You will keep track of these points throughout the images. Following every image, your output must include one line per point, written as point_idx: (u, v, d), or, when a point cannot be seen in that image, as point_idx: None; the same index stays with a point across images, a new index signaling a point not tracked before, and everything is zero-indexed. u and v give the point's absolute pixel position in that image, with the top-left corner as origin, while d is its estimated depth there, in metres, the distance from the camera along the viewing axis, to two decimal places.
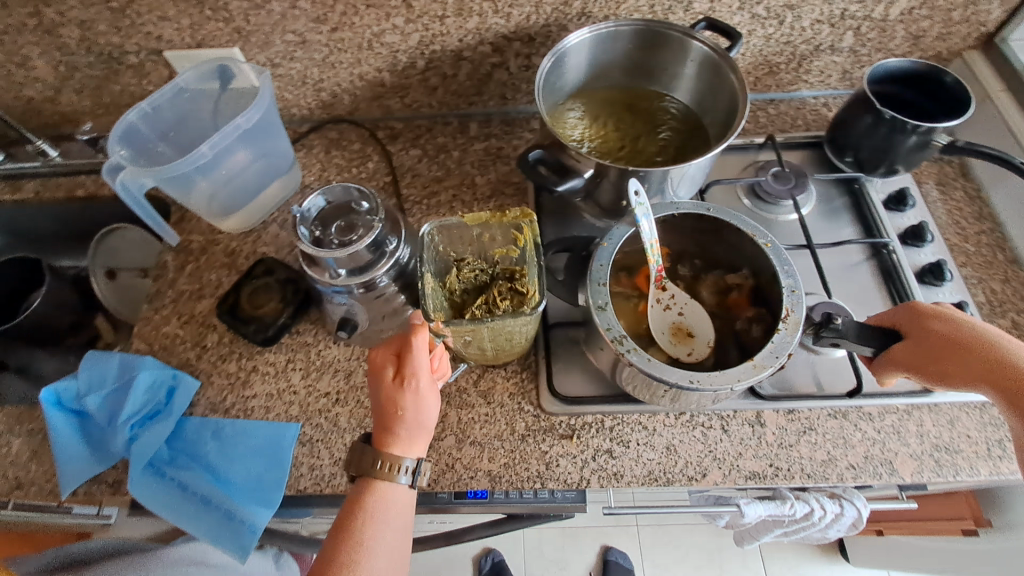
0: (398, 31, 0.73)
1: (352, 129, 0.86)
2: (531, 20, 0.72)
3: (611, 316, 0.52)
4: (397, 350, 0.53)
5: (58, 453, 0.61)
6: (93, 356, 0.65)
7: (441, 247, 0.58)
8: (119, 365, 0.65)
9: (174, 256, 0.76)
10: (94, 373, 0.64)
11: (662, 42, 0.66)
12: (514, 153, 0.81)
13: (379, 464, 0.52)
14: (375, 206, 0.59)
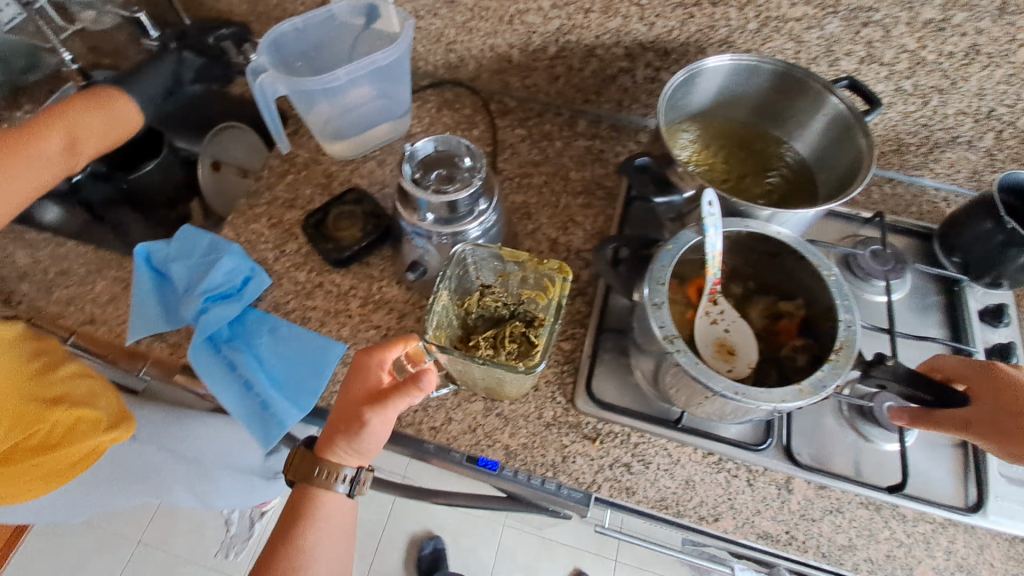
0: (541, 13, 0.75)
1: (467, 95, 0.89)
2: (672, 35, 0.72)
3: (665, 315, 0.50)
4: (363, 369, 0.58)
5: (136, 302, 0.67)
6: (188, 231, 0.71)
7: (472, 268, 0.62)
8: (209, 244, 0.70)
9: (279, 163, 0.81)
10: (184, 244, 0.70)
11: (799, 91, 0.65)
12: (615, 159, 0.82)
13: (319, 471, 0.60)
14: (478, 165, 0.61)
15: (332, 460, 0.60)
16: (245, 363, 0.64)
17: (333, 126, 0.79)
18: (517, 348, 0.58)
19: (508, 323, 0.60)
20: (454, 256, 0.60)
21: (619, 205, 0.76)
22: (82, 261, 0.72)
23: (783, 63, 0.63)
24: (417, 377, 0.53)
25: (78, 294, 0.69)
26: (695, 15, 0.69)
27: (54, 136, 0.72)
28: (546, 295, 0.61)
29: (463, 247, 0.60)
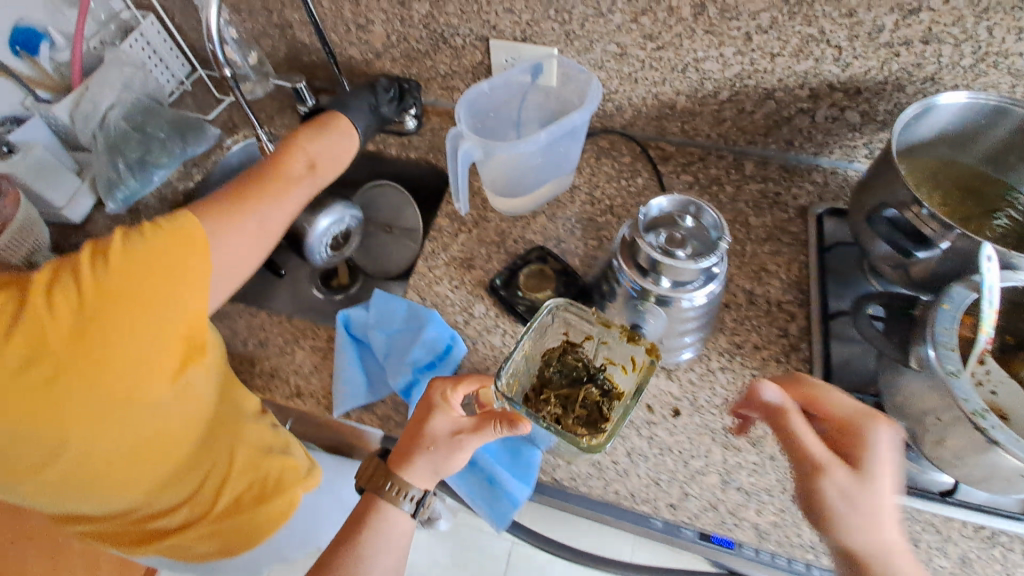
0: (721, 60, 0.73)
1: (623, 142, 0.87)
2: (869, 75, 0.69)
3: (968, 385, 0.47)
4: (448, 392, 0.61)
5: (342, 369, 0.68)
6: (381, 296, 0.74)
7: (564, 324, 0.62)
8: (406, 311, 0.72)
9: (450, 223, 0.81)
10: (381, 311, 0.72)
11: None
12: (794, 202, 0.79)
13: (389, 486, 0.59)
14: (720, 228, 0.57)
15: (403, 476, 0.59)
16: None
17: (507, 187, 0.78)
18: (580, 422, 0.57)
19: (584, 387, 0.60)
20: (547, 308, 0.59)
21: (814, 250, 0.73)
22: (278, 333, 0.74)
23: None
24: (512, 423, 0.55)
25: (283, 367, 0.71)
26: (901, 54, 0.66)
27: (291, 166, 0.65)
28: (630, 368, 0.59)
29: (554, 303, 0.59)
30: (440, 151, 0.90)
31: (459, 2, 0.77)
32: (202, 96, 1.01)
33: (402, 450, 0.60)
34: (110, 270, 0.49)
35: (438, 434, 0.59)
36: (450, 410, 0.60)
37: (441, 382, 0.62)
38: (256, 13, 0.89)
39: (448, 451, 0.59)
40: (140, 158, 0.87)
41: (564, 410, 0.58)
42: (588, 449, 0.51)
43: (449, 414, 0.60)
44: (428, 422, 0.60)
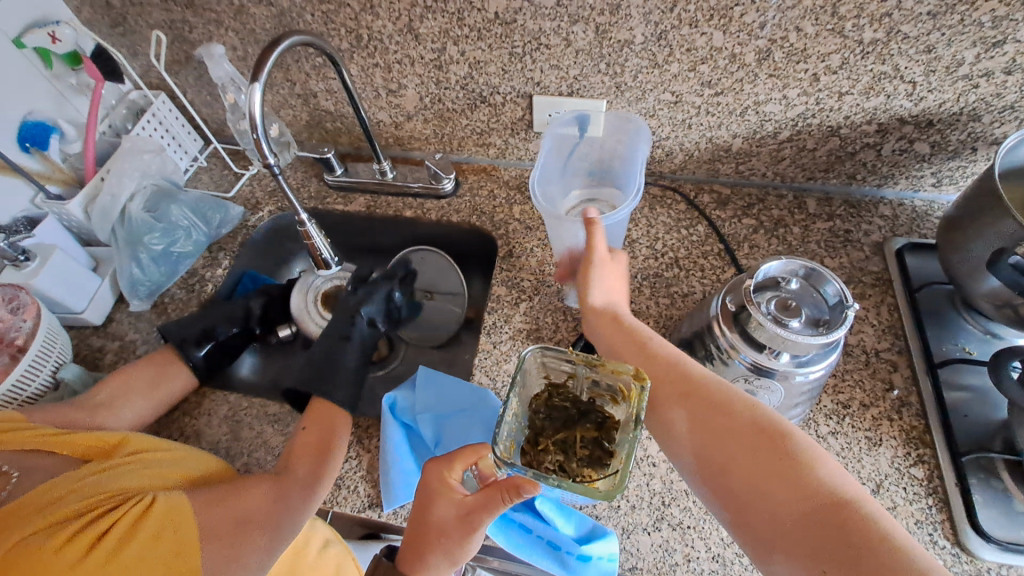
0: (784, 102, 0.70)
1: (675, 188, 0.83)
2: (943, 107, 0.66)
3: None
4: (449, 468, 0.52)
5: (390, 461, 0.61)
6: (428, 375, 0.67)
7: (541, 367, 0.51)
8: (456, 390, 0.65)
9: (507, 290, 0.76)
10: (431, 394, 0.66)
11: None
12: (867, 239, 0.75)
13: None
14: (842, 296, 0.53)
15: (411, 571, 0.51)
16: (536, 519, 0.58)
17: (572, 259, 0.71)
18: (586, 457, 0.49)
19: (579, 426, 0.50)
20: (526, 357, 0.49)
21: (901, 291, 0.70)
22: None
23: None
24: (519, 489, 0.44)
25: (348, 473, 0.64)
26: (979, 85, 0.63)
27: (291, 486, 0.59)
28: (620, 398, 0.50)
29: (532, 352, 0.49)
30: (483, 212, 0.85)
31: (501, 61, 0.73)
32: (219, 171, 0.95)
33: (410, 550, 0.52)
34: (130, 553, 0.48)
35: (444, 521, 0.50)
36: (453, 492, 0.51)
37: (436, 463, 0.53)
38: (277, 84, 0.84)
39: (459, 539, 0.50)
40: (165, 249, 0.81)
41: (566, 454, 0.50)
42: (607, 499, 0.40)
43: (453, 497, 0.51)
44: (429, 508, 0.51)
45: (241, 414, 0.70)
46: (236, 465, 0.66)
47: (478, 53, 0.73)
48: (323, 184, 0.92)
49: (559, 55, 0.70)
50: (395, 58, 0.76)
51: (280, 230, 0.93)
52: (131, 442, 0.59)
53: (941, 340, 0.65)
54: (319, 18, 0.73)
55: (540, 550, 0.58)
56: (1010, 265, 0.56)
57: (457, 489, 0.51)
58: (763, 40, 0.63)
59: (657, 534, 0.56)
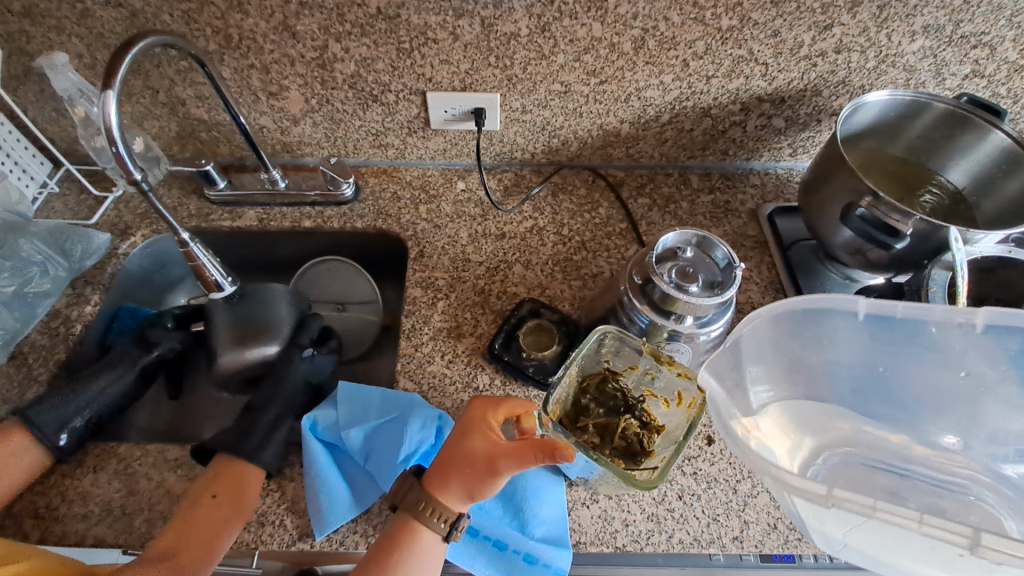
0: (661, 87, 0.75)
1: (573, 175, 0.87)
2: (791, 85, 0.75)
3: None
4: (500, 408, 0.54)
5: (317, 484, 0.57)
6: (350, 389, 0.64)
7: (607, 351, 0.56)
8: (382, 400, 0.63)
9: (423, 292, 0.74)
10: (354, 407, 0.62)
11: (959, 126, 0.69)
12: (745, 208, 0.84)
13: (422, 505, 0.52)
14: (729, 258, 0.58)
15: (443, 498, 0.52)
16: (481, 517, 0.58)
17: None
18: (623, 450, 0.51)
19: (623, 417, 0.52)
20: (596, 335, 0.54)
21: (777, 250, 0.79)
22: None
23: (953, 103, 0.67)
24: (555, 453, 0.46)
25: (273, 507, 0.59)
26: (818, 64, 0.72)
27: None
28: (674, 403, 0.53)
29: (606, 329, 0.54)
30: (388, 214, 0.82)
31: (389, 58, 0.71)
32: (75, 197, 0.83)
33: (438, 470, 0.53)
34: None
35: (475, 453, 0.51)
36: (491, 431, 0.53)
37: (482, 403, 0.55)
38: (136, 93, 0.76)
39: (485, 475, 0.50)
40: (17, 291, 0.70)
41: (602, 438, 0.52)
42: (646, 485, 0.44)
43: (490, 436, 0.52)
44: (466, 441, 0.53)
45: (135, 465, 0.62)
46: (137, 523, 0.58)
47: (363, 51, 0.70)
48: (205, 200, 0.84)
49: (448, 50, 0.70)
50: (272, 58, 0.71)
51: (160, 255, 0.84)
52: None
53: (814, 289, 0.75)
54: (180, 19, 0.67)
55: (483, 558, 0.56)
56: (858, 217, 0.64)
57: (495, 431, 0.53)
58: (637, 30, 0.68)
59: (595, 505, 0.58)
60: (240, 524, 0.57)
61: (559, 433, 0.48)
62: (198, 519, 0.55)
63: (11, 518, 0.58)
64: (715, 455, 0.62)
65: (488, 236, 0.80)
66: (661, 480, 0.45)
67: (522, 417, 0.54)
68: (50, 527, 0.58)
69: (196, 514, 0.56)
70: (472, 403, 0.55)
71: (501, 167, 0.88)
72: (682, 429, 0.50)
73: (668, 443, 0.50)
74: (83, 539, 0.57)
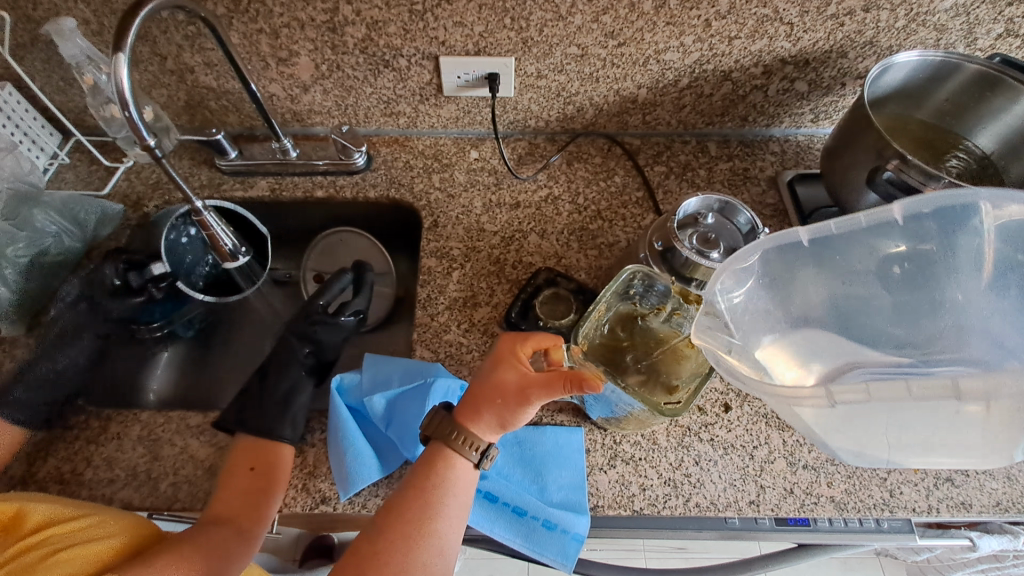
0: (681, 49, 0.73)
1: (588, 143, 0.85)
2: (816, 46, 0.72)
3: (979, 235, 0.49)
4: (529, 342, 0.54)
5: (339, 439, 0.58)
6: (378, 357, 0.64)
7: (635, 293, 0.57)
8: (406, 367, 0.63)
9: (438, 261, 0.74)
10: (379, 373, 0.62)
11: (991, 89, 0.67)
12: (764, 175, 0.82)
13: (455, 435, 0.51)
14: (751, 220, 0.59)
15: (474, 427, 0.51)
16: (502, 485, 0.58)
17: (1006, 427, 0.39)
18: (647, 377, 0.52)
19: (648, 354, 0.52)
20: (625, 275, 0.55)
21: (796, 218, 0.77)
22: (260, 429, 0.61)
23: (985, 63, 0.65)
24: (583, 384, 0.46)
25: (293, 472, 0.59)
26: (845, 24, 0.70)
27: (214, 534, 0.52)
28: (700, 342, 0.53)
29: (636, 269, 0.55)
30: (401, 183, 0.82)
31: (402, 20, 0.69)
32: (86, 168, 0.83)
33: (468, 402, 0.52)
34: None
35: (507, 385, 0.51)
36: (521, 364, 0.52)
37: (511, 339, 0.54)
38: (144, 60, 0.74)
39: (516, 406, 0.50)
40: (33, 261, 0.69)
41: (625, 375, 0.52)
42: (671, 412, 0.47)
43: (521, 369, 0.51)
44: (496, 373, 0.52)
45: (158, 432, 0.62)
46: (163, 488, 0.59)
47: (375, 13, 0.68)
48: (216, 170, 0.83)
49: (462, 12, 0.68)
50: (281, 22, 0.70)
51: None
52: (27, 514, 0.49)
53: None
54: None
55: (502, 523, 0.57)
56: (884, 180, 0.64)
57: (526, 364, 0.52)
58: None
59: (613, 470, 0.59)
60: (283, 484, 0.57)
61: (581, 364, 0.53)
62: (236, 491, 0.56)
63: (38, 483, 0.59)
64: (732, 422, 0.62)
65: (503, 206, 0.79)
66: (686, 406, 0.47)
67: (551, 350, 0.53)
68: (76, 491, 0.59)
69: (234, 484, 0.56)
70: (499, 340, 0.55)
71: (515, 136, 0.86)
72: (705, 365, 0.51)
73: (691, 377, 0.51)
74: (110, 502, 0.58)
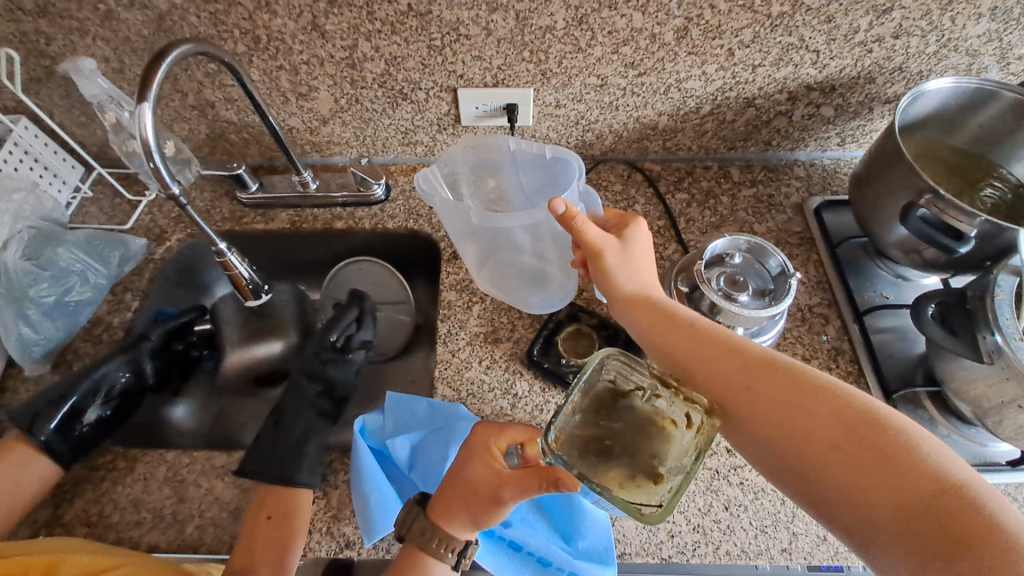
0: (703, 78, 0.71)
1: (608, 169, 0.84)
2: (843, 72, 0.71)
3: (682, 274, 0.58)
4: (502, 435, 0.54)
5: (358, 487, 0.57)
6: (398, 398, 0.63)
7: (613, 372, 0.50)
8: (428, 409, 0.62)
9: (458, 295, 0.73)
10: (400, 415, 0.62)
11: None
12: (788, 202, 0.80)
13: (426, 533, 0.51)
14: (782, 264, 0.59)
15: (445, 525, 0.51)
16: (526, 534, 0.57)
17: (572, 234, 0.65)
18: (627, 476, 0.43)
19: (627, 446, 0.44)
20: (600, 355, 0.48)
21: (823, 247, 0.76)
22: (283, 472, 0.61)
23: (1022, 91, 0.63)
24: (558, 482, 0.45)
25: (317, 515, 0.59)
26: (873, 50, 0.68)
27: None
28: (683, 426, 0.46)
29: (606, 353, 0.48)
30: (419, 214, 0.81)
31: (420, 55, 0.69)
32: (109, 201, 0.83)
33: (441, 499, 0.52)
34: None
35: (478, 481, 0.51)
36: (493, 458, 0.52)
37: (486, 429, 0.55)
38: (166, 96, 0.75)
39: (488, 504, 0.50)
40: (59, 299, 0.70)
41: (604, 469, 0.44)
42: (651, 520, 0.40)
43: (493, 465, 0.51)
44: (468, 468, 0.52)
45: (182, 472, 0.62)
46: (188, 530, 0.59)
47: (394, 49, 0.68)
48: (236, 203, 0.83)
49: (481, 46, 0.68)
50: (301, 59, 0.70)
51: (193, 258, 0.84)
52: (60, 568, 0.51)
53: (863, 288, 0.72)
54: (207, 20, 0.65)
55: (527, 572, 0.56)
56: (919, 218, 0.61)
57: (498, 459, 0.52)
58: (680, 19, 0.64)
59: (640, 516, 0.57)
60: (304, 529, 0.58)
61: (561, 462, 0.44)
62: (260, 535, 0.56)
63: (66, 525, 0.60)
64: None
65: None
66: (666, 513, 0.40)
67: (526, 444, 0.53)
68: (103, 534, 0.59)
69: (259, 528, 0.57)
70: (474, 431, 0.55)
71: None
72: (690, 455, 0.44)
73: (675, 470, 0.43)
74: (137, 545, 0.59)
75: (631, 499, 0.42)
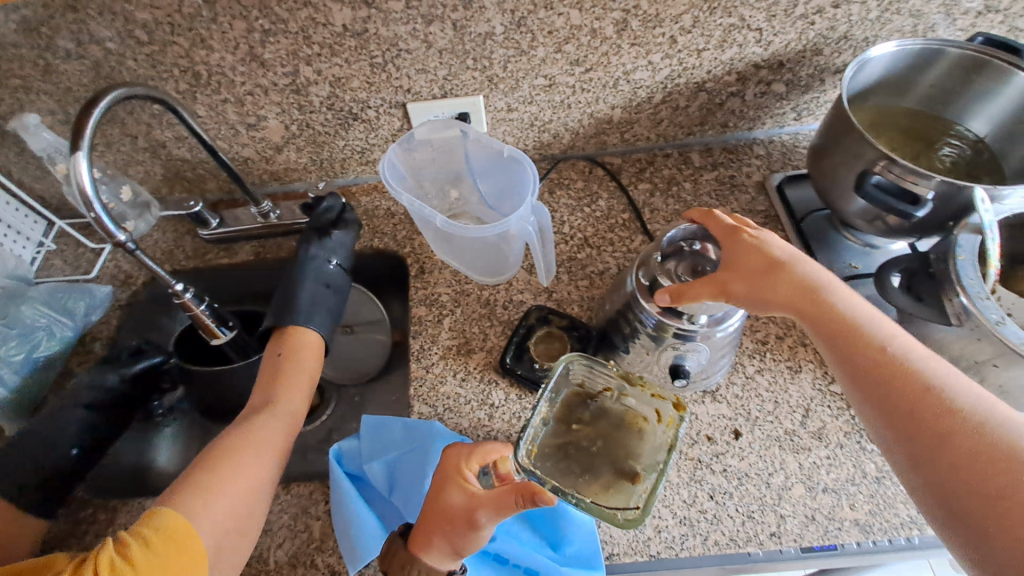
0: (650, 67, 0.71)
1: (569, 167, 0.83)
2: (789, 47, 0.70)
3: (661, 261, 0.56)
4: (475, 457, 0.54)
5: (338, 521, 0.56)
6: (373, 423, 0.62)
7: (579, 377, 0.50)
8: (404, 429, 0.61)
9: (428, 310, 0.72)
10: (376, 440, 0.61)
11: (976, 72, 0.65)
12: (750, 181, 0.80)
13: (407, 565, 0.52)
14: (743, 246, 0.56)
15: (426, 556, 0.52)
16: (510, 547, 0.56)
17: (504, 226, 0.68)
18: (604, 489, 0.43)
19: (601, 456, 0.45)
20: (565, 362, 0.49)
21: (789, 223, 0.75)
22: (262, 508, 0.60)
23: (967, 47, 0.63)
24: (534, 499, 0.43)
25: (301, 548, 0.59)
26: (816, 22, 0.68)
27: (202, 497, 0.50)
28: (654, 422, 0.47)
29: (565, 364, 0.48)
30: (384, 232, 0.81)
31: (364, 74, 0.68)
32: (73, 251, 0.83)
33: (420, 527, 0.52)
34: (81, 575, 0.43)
35: (454, 507, 0.51)
36: (466, 482, 0.52)
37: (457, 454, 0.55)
38: (115, 141, 0.75)
39: (465, 529, 0.50)
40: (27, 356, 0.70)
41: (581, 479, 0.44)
42: (626, 526, 0.39)
43: (467, 488, 0.52)
44: (444, 495, 0.52)
45: None
46: None
47: (337, 70, 0.68)
48: (199, 240, 0.83)
49: (423, 58, 0.67)
50: (245, 90, 0.69)
51: (162, 300, 0.83)
52: None
53: (832, 261, 0.72)
54: (145, 62, 0.65)
55: None
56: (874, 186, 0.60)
57: (472, 481, 0.52)
58: (618, 12, 0.64)
59: None
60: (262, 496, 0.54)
61: (534, 477, 0.43)
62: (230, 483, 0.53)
63: None
64: (744, 450, 0.60)
65: None
66: (643, 517, 0.40)
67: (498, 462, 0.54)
68: None
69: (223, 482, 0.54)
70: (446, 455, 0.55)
71: None
72: (663, 451, 0.45)
73: (650, 468, 0.44)
74: None
75: (606, 503, 0.42)
